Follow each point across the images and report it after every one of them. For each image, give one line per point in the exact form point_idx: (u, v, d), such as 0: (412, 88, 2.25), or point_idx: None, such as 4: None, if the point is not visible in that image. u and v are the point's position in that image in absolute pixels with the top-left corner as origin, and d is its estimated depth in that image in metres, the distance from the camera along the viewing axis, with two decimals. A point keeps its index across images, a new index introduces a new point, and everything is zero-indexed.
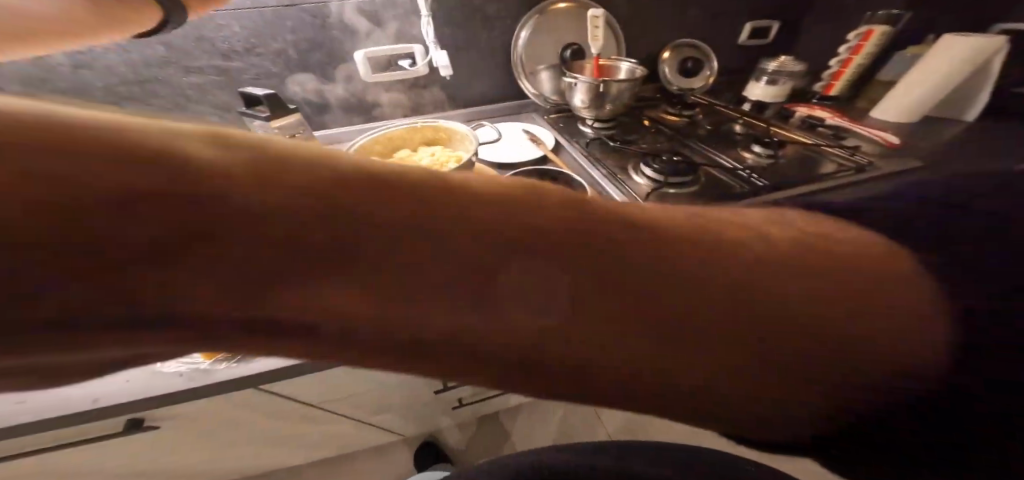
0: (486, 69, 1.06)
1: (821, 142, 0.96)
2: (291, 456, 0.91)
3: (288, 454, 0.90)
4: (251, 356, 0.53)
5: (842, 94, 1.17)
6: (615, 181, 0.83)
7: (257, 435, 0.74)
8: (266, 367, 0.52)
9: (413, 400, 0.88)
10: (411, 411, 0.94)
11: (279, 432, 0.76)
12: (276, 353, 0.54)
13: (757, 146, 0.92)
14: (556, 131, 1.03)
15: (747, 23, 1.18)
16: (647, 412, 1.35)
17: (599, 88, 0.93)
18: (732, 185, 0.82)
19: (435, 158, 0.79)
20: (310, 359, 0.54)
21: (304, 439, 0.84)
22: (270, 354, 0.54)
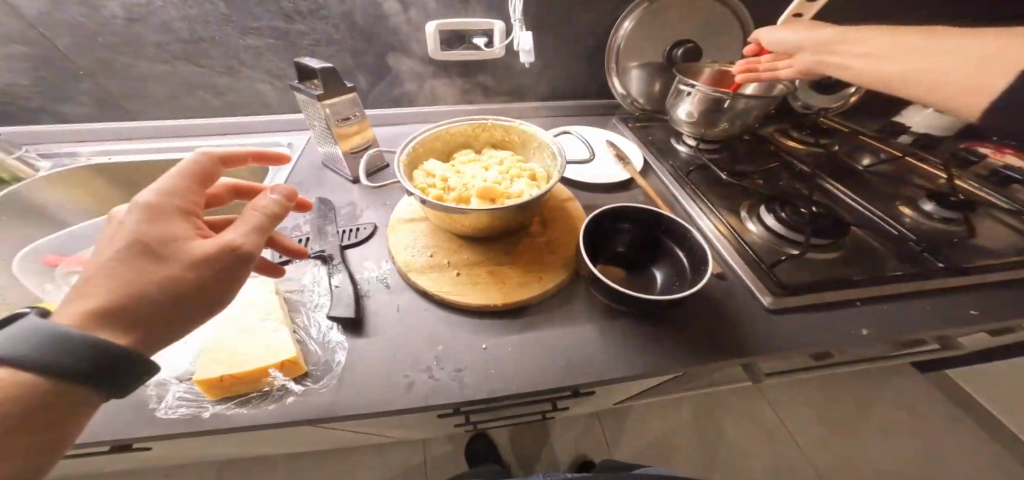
0: (571, 56, 0.88)
1: (1012, 202, 0.75)
2: (281, 448, 0.84)
3: (280, 447, 0.83)
4: (264, 401, 0.41)
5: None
6: (723, 227, 0.65)
7: (258, 443, 0.66)
8: (277, 419, 0.40)
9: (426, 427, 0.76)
10: (412, 430, 0.80)
11: (275, 438, 0.68)
12: (289, 402, 0.41)
13: (929, 204, 0.70)
14: (645, 146, 0.85)
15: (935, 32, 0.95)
16: (664, 447, 1.20)
17: (721, 102, 0.74)
18: (886, 260, 0.62)
19: (505, 168, 0.64)
20: (331, 416, 0.41)
21: (299, 442, 0.77)
22: (285, 402, 0.41)
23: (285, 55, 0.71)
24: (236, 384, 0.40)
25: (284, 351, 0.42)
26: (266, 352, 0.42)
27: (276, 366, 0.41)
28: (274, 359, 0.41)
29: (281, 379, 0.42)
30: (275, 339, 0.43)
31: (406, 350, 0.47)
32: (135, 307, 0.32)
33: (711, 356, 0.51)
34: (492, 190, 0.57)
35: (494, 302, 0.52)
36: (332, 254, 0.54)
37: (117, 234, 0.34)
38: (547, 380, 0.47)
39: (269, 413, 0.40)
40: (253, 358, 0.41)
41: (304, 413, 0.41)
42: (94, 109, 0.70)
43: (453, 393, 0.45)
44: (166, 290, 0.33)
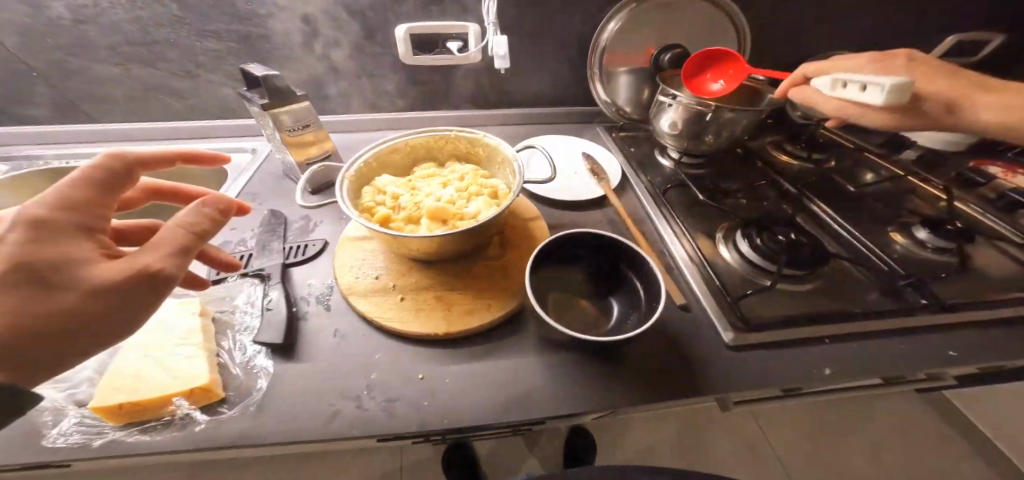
0: (551, 62, 0.85)
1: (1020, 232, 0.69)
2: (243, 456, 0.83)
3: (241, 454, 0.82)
4: (166, 430, 0.39)
5: None
6: (695, 253, 0.61)
7: (206, 457, 0.65)
8: (180, 445, 0.38)
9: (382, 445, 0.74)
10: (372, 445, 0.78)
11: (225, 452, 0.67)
12: (195, 431, 0.39)
13: (922, 232, 0.64)
14: (625, 159, 0.81)
15: (951, 38, 0.88)
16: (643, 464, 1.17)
17: (703, 116, 0.70)
18: (865, 294, 0.57)
19: (465, 184, 0.61)
20: (242, 441, 0.39)
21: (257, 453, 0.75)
22: (193, 428, 0.39)
23: (247, 58, 0.70)
24: (142, 410, 0.39)
25: (195, 377, 0.41)
26: (176, 379, 0.40)
27: (183, 394, 0.40)
28: (184, 385, 0.40)
29: (185, 408, 0.40)
30: (189, 366, 0.42)
31: (332, 376, 0.46)
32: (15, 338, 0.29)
33: (660, 394, 0.47)
34: (443, 211, 0.54)
35: (435, 332, 0.50)
36: (272, 273, 0.52)
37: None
38: (484, 414, 0.45)
39: (170, 443, 0.38)
40: (160, 385, 0.40)
41: (211, 443, 0.39)
42: (53, 115, 0.72)
43: (379, 424, 0.42)
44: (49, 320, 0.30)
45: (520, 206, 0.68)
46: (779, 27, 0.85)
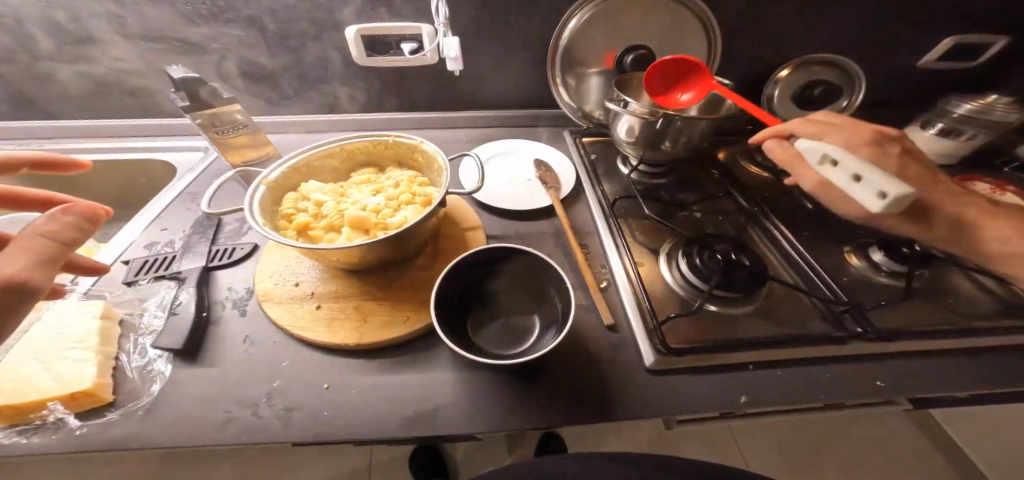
0: (513, 64, 0.83)
1: None
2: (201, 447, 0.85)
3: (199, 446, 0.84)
4: (42, 432, 0.39)
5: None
6: (632, 268, 0.59)
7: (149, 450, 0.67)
8: (57, 449, 0.39)
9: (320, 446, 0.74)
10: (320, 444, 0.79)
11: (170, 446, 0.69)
12: (74, 435, 0.40)
13: (878, 254, 0.61)
14: (583, 166, 0.79)
15: (951, 39, 0.82)
16: None
17: (655, 124, 0.67)
18: (804, 319, 0.54)
19: (399, 191, 0.60)
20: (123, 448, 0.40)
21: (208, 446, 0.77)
22: (72, 432, 0.40)
23: (197, 57, 0.72)
24: (20, 413, 0.39)
25: (78, 382, 0.41)
26: (58, 382, 0.41)
27: (62, 398, 0.40)
28: (62, 390, 0.40)
29: (61, 413, 0.40)
30: (75, 368, 0.42)
31: (229, 384, 0.46)
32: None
33: (560, 416, 0.46)
34: (364, 220, 0.54)
35: (346, 343, 0.49)
36: (188, 276, 0.54)
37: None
38: (379, 425, 0.45)
39: (47, 446, 0.39)
40: (40, 389, 0.40)
41: (92, 445, 0.40)
42: (16, 110, 0.76)
43: (271, 433, 0.43)
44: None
45: (458, 214, 0.67)
46: (750, 28, 0.80)
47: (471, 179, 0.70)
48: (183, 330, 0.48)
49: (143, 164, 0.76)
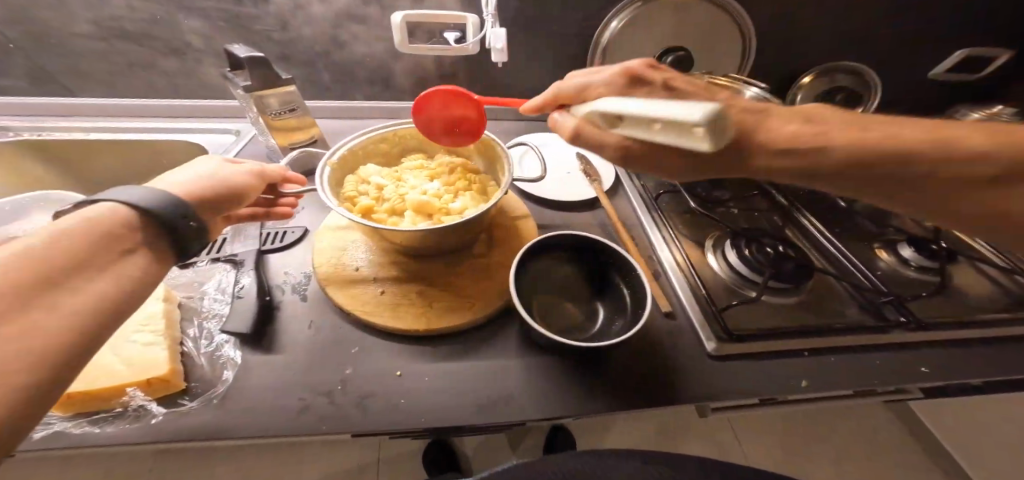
0: (550, 61, 0.83)
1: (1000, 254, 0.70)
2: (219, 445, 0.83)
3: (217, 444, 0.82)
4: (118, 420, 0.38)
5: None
6: (682, 260, 0.61)
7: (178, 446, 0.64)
8: (137, 439, 0.37)
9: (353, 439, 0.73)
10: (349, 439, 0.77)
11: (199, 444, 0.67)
12: (151, 423, 0.38)
13: (907, 250, 0.66)
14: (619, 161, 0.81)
15: (961, 51, 0.89)
16: None
17: None
18: (846, 311, 0.57)
19: (454, 178, 0.59)
20: (203, 437, 0.39)
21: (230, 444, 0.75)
22: (150, 421, 0.39)
23: (236, 40, 0.70)
24: (93, 401, 0.38)
25: (153, 366, 0.39)
26: (131, 367, 0.39)
27: (139, 383, 0.38)
28: (139, 376, 0.39)
29: (140, 399, 0.39)
30: (146, 354, 0.41)
31: (300, 368, 0.46)
32: (112, 226, 0.36)
33: (630, 402, 0.47)
34: (425, 205, 0.54)
35: (415, 328, 0.49)
36: (246, 259, 0.53)
37: (89, 204, 0.37)
38: (457, 412, 0.45)
39: (126, 434, 0.37)
40: (113, 374, 0.38)
41: (174, 434, 0.38)
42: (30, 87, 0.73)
43: (351, 421, 0.42)
44: (163, 198, 0.39)
45: (509, 204, 0.67)
46: (778, 35, 0.84)
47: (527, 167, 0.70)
48: (249, 316, 0.47)
49: (171, 147, 0.74)
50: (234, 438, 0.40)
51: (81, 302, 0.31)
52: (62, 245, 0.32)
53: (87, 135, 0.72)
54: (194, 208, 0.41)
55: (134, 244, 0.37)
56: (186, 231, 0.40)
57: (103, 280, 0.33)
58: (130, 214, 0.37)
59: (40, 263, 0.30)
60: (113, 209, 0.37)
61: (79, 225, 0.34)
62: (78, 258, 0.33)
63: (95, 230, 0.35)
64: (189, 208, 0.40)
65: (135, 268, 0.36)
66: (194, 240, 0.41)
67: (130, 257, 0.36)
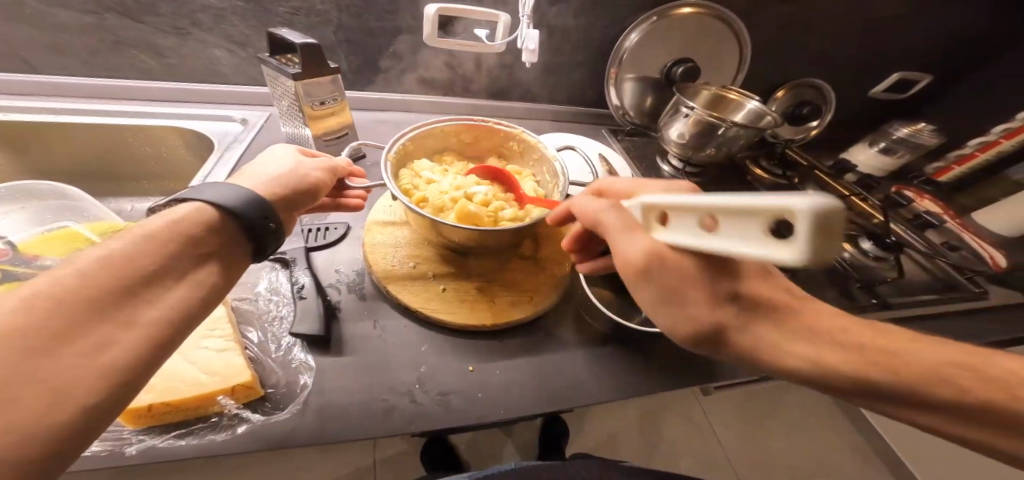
0: (569, 64, 0.86)
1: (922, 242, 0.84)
2: None
3: None
4: (210, 430, 0.37)
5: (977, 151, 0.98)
6: None
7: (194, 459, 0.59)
8: (226, 447, 0.36)
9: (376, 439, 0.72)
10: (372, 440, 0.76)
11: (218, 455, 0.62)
12: (243, 432, 0.37)
13: (866, 241, 0.78)
14: (631, 161, 0.87)
15: (894, 74, 1.01)
16: (608, 445, 1.29)
17: (715, 129, 0.75)
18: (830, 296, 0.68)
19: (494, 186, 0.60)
20: (291, 443, 0.38)
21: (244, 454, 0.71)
22: (234, 429, 0.38)
23: (254, 22, 0.65)
24: (177, 412, 0.37)
25: (237, 373, 0.39)
26: (214, 375, 0.38)
27: (225, 392, 0.38)
28: (225, 384, 0.38)
29: (230, 407, 0.38)
30: (224, 361, 0.40)
31: (374, 367, 0.45)
32: (193, 228, 0.32)
33: (676, 381, 0.53)
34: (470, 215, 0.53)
35: (483, 323, 0.50)
36: (296, 258, 0.51)
37: (179, 202, 0.33)
38: (536, 400, 0.46)
39: (216, 445, 0.36)
40: (196, 383, 0.37)
41: (264, 442, 0.37)
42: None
43: (437, 419, 0.42)
44: (247, 197, 0.35)
45: None
46: (767, 53, 0.94)
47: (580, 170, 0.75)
48: (314, 318, 0.45)
49: (160, 134, 0.66)
50: (322, 442, 0.39)
51: (160, 314, 0.27)
52: (142, 251, 0.28)
53: (54, 116, 0.63)
54: (274, 207, 0.38)
55: (213, 248, 0.32)
56: (264, 233, 0.36)
57: (178, 290, 0.29)
58: (208, 213, 0.33)
59: (120, 272, 0.26)
60: (199, 208, 0.33)
61: (163, 227, 0.30)
62: (160, 265, 0.28)
63: (176, 232, 0.31)
64: (271, 207, 0.37)
65: (215, 277, 0.32)
66: (272, 243, 0.37)
67: (209, 263, 0.32)
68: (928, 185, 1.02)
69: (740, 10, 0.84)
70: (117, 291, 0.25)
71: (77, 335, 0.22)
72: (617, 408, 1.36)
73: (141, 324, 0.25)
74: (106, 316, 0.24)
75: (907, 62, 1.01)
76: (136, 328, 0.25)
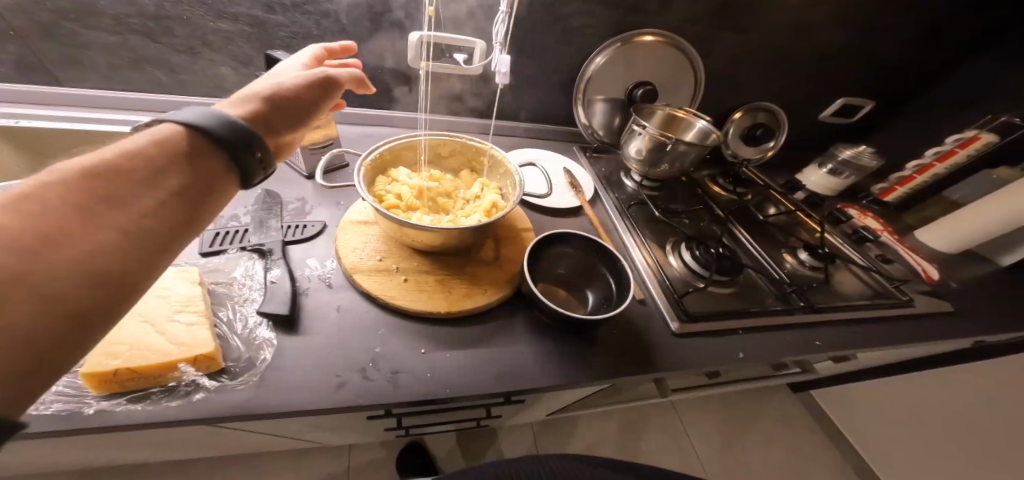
0: (543, 86, 0.95)
1: (866, 256, 0.89)
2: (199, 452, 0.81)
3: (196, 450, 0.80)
4: (167, 396, 0.42)
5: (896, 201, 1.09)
6: (650, 259, 0.76)
7: (168, 444, 0.64)
8: (180, 415, 0.41)
9: (348, 434, 0.76)
10: (347, 436, 0.81)
11: (192, 443, 0.66)
12: (196, 399, 0.42)
13: (804, 253, 0.85)
14: (597, 176, 0.95)
15: (841, 99, 1.11)
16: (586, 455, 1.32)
17: (664, 145, 0.82)
18: (767, 299, 0.75)
19: None
20: (245, 411, 0.43)
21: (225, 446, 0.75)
22: (190, 398, 0.43)
23: (257, 43, 0.74)
24: (140, 380, 0.42)
25: (200, 346, 0.44)
26: (180, 346, 0.44)
27: (187, 361, 0.43)
28: (187, 355, 0.43)
29: (190, 375, 0.44)
30: (190, 334, 0.45)
31: (335, 346, 0.51)
32: (180, 148, 0.34)
33: (613, 372, 0.58)
34: None
35: (438, 309, 0.56)
36: (272, 249, 0.57)
37: (159, 123, 0.36)
38: (480, 381, 0.52)
39: (170, 409, 0.41)
40: (162, 352, 0.43)
41: (217, 408, 0.42)
42: (13, 72, 0.70)
43: (384, 394, 0.47)
44: (225, 120, 0.37)
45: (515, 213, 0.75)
46: (726, 79, 1.02)
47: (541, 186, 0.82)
48: (281, 304, 0.51)
49: None
50: (274, 412, 0.44)
51: (150, 236, 0.31)
52: (134, 169, 0.32)
53: (73, 124, 0.71)
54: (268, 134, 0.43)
55: (195, 167, 0.35)
56: (246, 158, 0.37)
57: (160, 203, 0.32)
58: (190, 135, 0.35)
59: (113, 191, 0.30)
60: (177, 129, 0.35)
61: (147, 146, 0.33)
62: (149, 183, 0.32)
63: (159, 151, 0.34)
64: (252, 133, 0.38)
65: (205, 198, 0.35)
66: (257, 171, 0.39)
67: (191, 179, 0.34)
68: (877, 205, 1.10)
69: (695, 42, 0.93)
70: (107, 210, 0.29)
71: (59, 243, 0.26)
72: (596, 418, 1.41)
73: (130, 244, 0.29)
74: (99, 237, 0.28)
75: (856, 90, 1.10)
76: (115, 238, 0.29)
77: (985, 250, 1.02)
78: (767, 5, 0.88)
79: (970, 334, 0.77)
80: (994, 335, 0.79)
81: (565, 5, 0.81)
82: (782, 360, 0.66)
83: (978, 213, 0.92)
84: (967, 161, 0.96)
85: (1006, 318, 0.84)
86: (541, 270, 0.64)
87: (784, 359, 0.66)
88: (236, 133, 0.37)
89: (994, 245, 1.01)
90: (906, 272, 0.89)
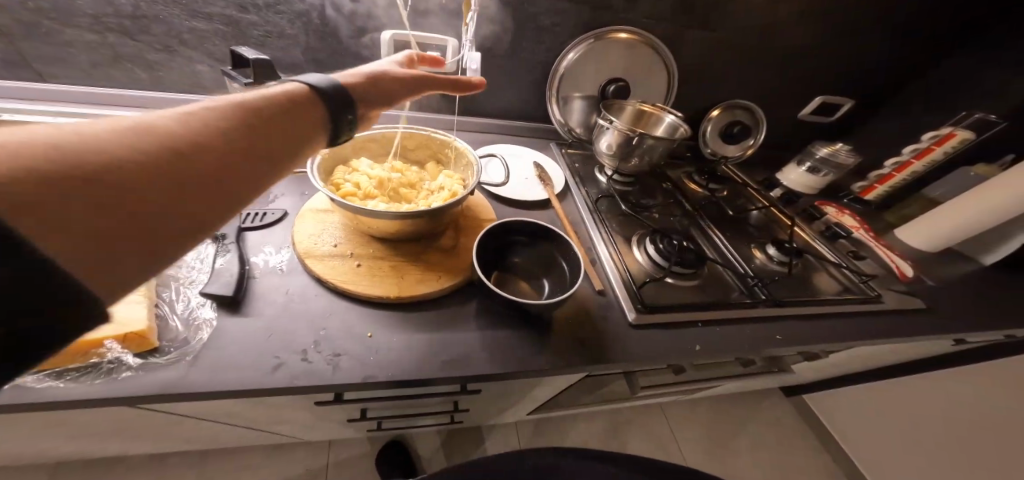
0: (517, 84, 0.97)
1: (837, 253, 0.88)
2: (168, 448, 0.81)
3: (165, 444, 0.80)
4: (90, 374, 0.44)
5: (876, 200, 1.09)
6: (614, 251, 0.76)
7: (128, 434, 0.64)
8: (103, 393, 0.42)
9: (315, 426, 0.77)
10: (318, 429, 0.81)
11: (152, 434, 0.66)
12: (121, 377, 0.44)
13: (771, 248, 0.85)
14: (570, 171, 0.95)
15: (818, 98, 1.11)
16: None
17: (631, 140, 0.83)
18: (730, 293, 0.75)
19: None
20: (175, 389, 0.44)
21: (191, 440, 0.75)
22: (117, 377, 0.44)
23: (232, 41, 0.77)
24: (67, 356, 0.43)
25: (131, 324, 0.46)
26: (111, 324, 0.45)
27: (115, 339, 0.44)
28: (115, 332, 0.44)
29: (115, 352, 0.45)
30: (123, 313, 0.47)
31: (277, 328, 0.52)
32: (297, 105, 0.39)
33: (563, 361, 0.58)
34: None
35: (388, 294, 0.57)
36: (226, 234, 0.59)
37: (292, 80, 0.42)
38: (424, 366, 0.53)
39: (93, 385, 0.42)
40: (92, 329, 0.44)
41: (140, 385, 0.44)
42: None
43: (323, 375, 0.49)
44: (337, 87, 0.43)
45: (478, 203, 0.76)
46: (700, 77, 1.03)
47: (499, 176, 0.83)
48: (225, 286, 0.53)
49: None
50: (204, 392, 0.45)
51: (263, 170, 0.35)
52: (266, 112, 0.37)
53: (53, 118, 0.74)
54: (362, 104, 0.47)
55: (312, 116, 0.40)
56: (342, 117, 0.43)
57: (281, 134, 0.37)
58: (312, 94, 0.41)
59: (247, 125, 0.35)
60: (302, 85, 0.42)
61: (283, 91, 0.40)
62: (275, 126, 0.36)
63: (290, 98, 0.39)
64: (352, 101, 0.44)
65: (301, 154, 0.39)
66: (346, 130, 0.44)
67: (307, 123, 0.39)
68: (858, 204, 1.09)
69: (667, 39, 0.94)
70: (247, 132, 0.34)
71: (210, 146, 0.31)
72: (582, 422, 1.39)
73: (241, 176, 0.33)
74: (229, 159, 0.32)
75: (835, 87, 1.10)
76: (246, 154, 0.33)
77: (967, 249, 1.01)
78: (734, 4, 0.89)
79: (943, 332, 0.76)
80: (969, 333, 0.78)
81: (534, 3, 0.83)
82: (740, 353, 0.66)
83: (957, 211, 0.90)
84: (943, 158, 0.96)
85: (987, 317, 0.82)
86: (497, 259, 0.66)
87: (742, 353, 0.66)
88: (343, 101, 0.43)
89: (977, 244, 0.99)
90: (880, 269, 0.88)
